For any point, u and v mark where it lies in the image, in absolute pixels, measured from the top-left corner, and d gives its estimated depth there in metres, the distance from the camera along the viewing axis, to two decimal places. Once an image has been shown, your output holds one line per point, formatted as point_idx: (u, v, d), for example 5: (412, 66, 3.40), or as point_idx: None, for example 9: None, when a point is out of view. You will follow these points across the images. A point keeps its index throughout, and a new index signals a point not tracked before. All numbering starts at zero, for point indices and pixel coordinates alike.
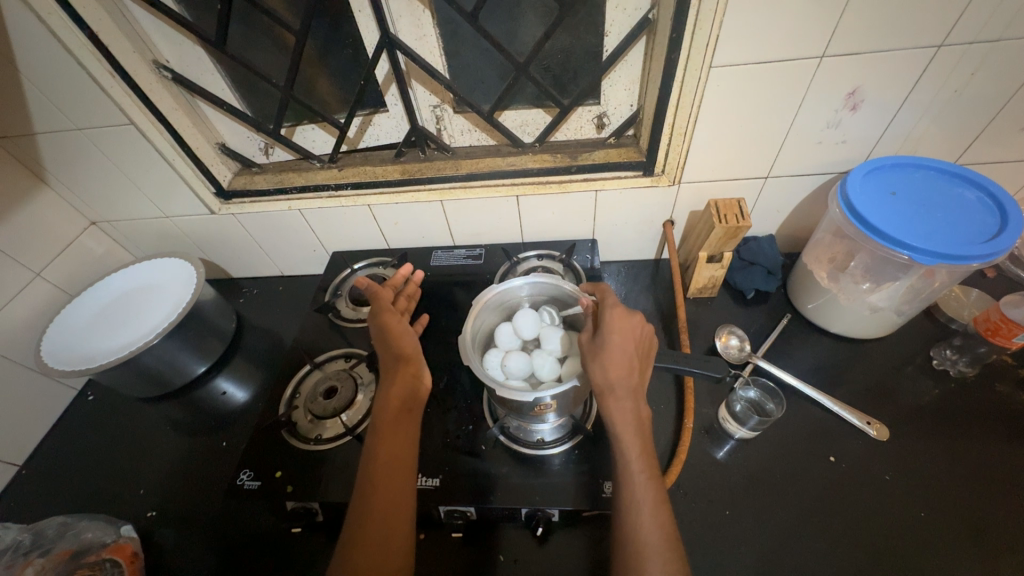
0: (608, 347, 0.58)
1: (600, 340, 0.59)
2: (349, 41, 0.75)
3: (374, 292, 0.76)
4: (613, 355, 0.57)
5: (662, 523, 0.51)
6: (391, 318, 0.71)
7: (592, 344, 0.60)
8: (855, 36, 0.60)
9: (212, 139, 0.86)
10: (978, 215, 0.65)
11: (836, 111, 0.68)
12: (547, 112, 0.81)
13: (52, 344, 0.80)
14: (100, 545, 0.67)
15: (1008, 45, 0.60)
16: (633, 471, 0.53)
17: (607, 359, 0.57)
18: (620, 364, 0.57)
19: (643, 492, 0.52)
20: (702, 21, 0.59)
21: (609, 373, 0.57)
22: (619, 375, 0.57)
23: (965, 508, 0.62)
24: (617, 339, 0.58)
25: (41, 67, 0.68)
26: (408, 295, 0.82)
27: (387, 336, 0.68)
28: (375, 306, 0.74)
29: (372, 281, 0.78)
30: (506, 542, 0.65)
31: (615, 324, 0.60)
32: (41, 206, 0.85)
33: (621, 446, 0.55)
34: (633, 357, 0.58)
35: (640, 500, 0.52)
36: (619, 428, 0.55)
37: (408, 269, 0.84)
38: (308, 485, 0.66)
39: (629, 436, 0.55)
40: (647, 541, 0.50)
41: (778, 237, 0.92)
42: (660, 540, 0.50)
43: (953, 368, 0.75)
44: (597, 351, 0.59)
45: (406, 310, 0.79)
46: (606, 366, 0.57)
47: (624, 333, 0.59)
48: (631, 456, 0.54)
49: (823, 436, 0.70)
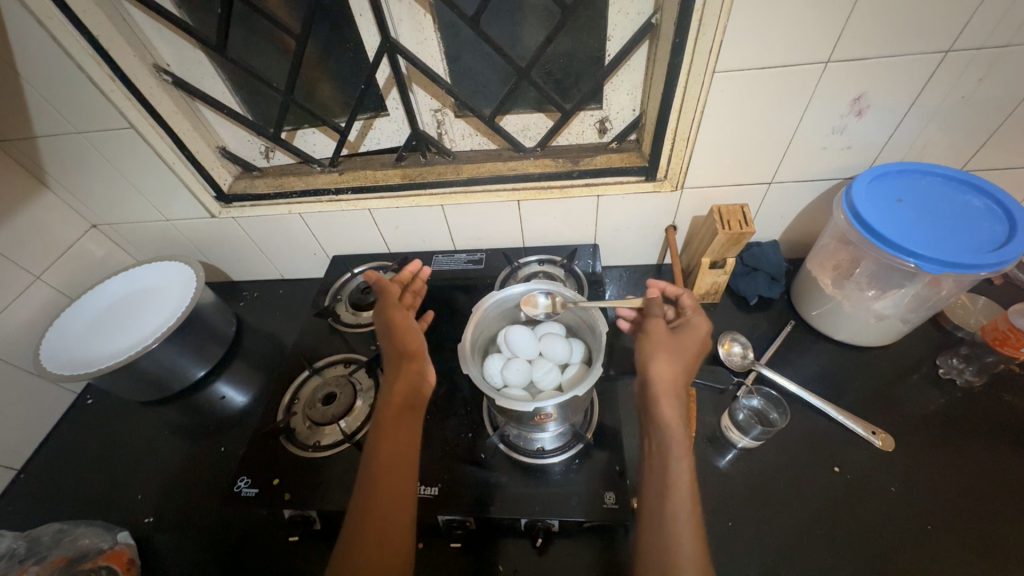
0: (685, 349, 0.60)
1: (679, 339, 0.61)
2: (349, 45, 0.74)
3: (380, 286, 0.75)
4: (684, 359, 0.60)
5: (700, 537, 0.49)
6: (398, 313, 0.70)
7: (667, 337, 0.62)
8: (860, 41, 0.59)
9: (213, 142, 0.85)
10: (987, 223, 0.64)
11: (840, 117, 0.68)
12: (549, 117, 0.80)
13: (51, 345, 0.80)
14: (96, 552, 0.66)
15: (1016, 51, 0.59)
16: (681, 482, 0.51)
17: (679, 360, 0.59)
18: (686, 372, 0.59)
19: (687, 504, 0.50)
20: (705, 26, 0.58)
21: (676, 373, 0.58)
22: (680, 380, 0.58)
23: (973, 520, 0.61)
24: (694, 348, 0.61)
25: (42, 71, 0.68)
26: (414, 291, 0.80)
27: (392, 330, 0.68)
28: (382, 299, 0.73)
29: (381, 275, 0.76)
30: (506, 552, 0.65)
31: (700, 334, 0.62)
32: (41, 209, 0.85)
33: (672, 454, 0.53)
34: (695, 368, 0.61)
35: (681, 511, 0.50)
36: (672, 433, 0.54)
37: (415, 265, 0.84)
38: (306, 494, 0.66)
39: (682, 449, 0.53)
40: (684, 552, 0.48)
41: (783, 243, 0.91)
42: (694, 545, 0.48)
43: (960, 378, 0.74)
44: (674, 348, 0.60)
45: (412, 305, 0.78)
46: (676, 365, 0.59)
47: (702, 346, 0.62)
48: (681, 465, 0.52)
49: (827, 445, 0.69)
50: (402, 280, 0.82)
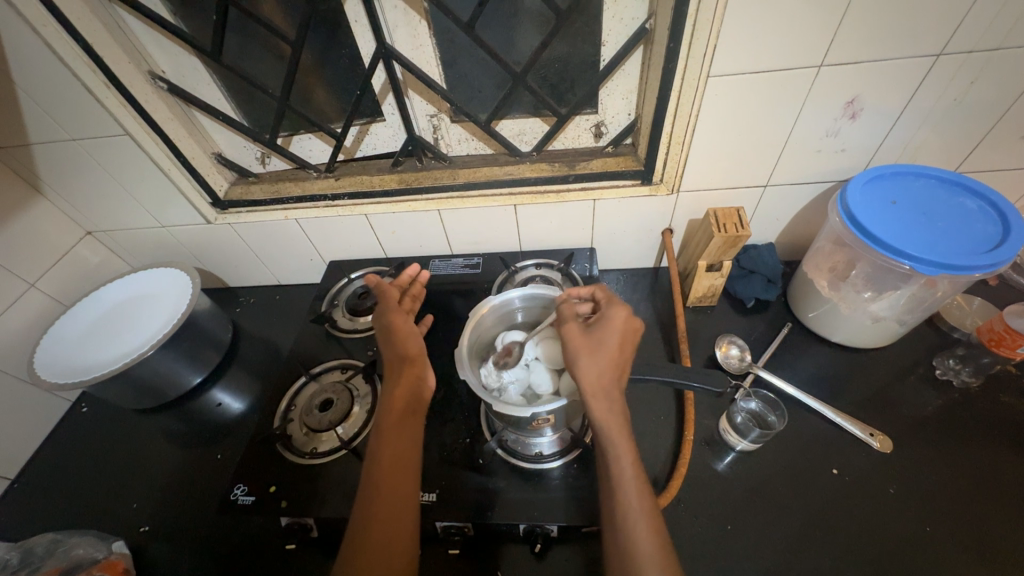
0: (605, 345, 0.58)
1: (596, 336, 0.58)
2: (345, 51, 0.74)
3: (380, 290, 0.75)
4: (607, 355, 0.57)
5: (656, 529, 0.50)
6: (398, 317, 0.70)
7: (585, 336, 0.59)
8: (853, 45, 0.60)
9: (209, 149, 0.85)
10: (979, 224, 0.64)
11: (835, 120, 0.68)
12: (545, 121, 0.81)
13: (46, 355, 0.79)
14: (90, 562, 0.66)
15: (1007, 54, 0.60)
16: (626, 479, 0.52)
17: (602, 358, 0.57)
18: (612, 366, 0.57)
19: (637, 497, 0.51)
20: (699, 31, 0.59)
21: (602, 372, 0.56)
22: (609, 377, 0.56)
23: (970, 521, 0.61)
24: (614, 341, 0.59)
25: (35, 79, 0.68)
26: (413, 295, 0.80)
27: (392, 336, 0.68)
28: (382, 303, 0.73)
29: (381, 279, 0.77)
30: (504, 558, 0.64)
31: (617, 324, 0.60)
32: (35, 217, 0.84)
33: (614, 452, 0.53)
34: (624, 357, 0.59)
35: (632, 503, 0.51)
36: (610, 430, 0.54)
37: (414, 269, 0.83)
38: (302, 501, 0.65)
39: (621, 445, 0.54)
40: (639, 544, 0.48)
41: (779, 245, 0.91)
42: (653, 544, 0.49)
43: (956, 379, 0.74)
44: (594, 347, 0.58)
45: (412, 309, 0.78)
46: (600, 365, 0.56)
47: (623, 334, 0.60)
48: (624, 460, 0.53)
49: (826, 448, 0.69)
50: (401, 285, 0.82)
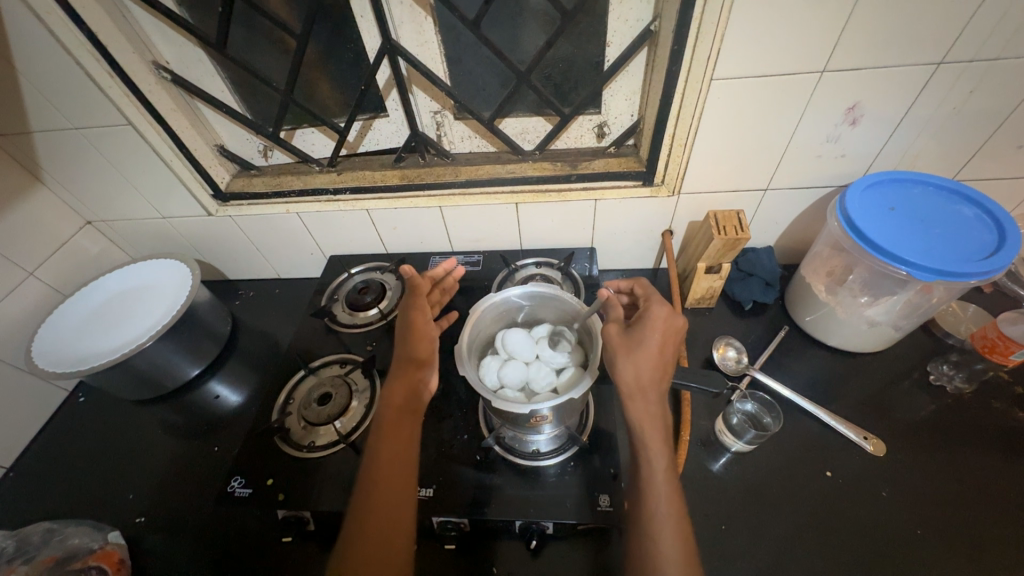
0: (646, 345, 0.58)
1: (637, 336, 0.59)
2: (350, 46, 0.74)
3: (411, 282, 0.74)
4: (649, 355, 0.58)
5: (682, 535, 0.50)
6: (419, 314, 0.70)
7: (624, 337, 0.60)
8: (855, 52, 0.60)
9: (210, 140, 0.85)
10: (976, 231, 0.65)
11: (836, 125, 0.68)
12: (548, 121, 0.81)
13: (44, 343, 0.79)
14: (87, 551, 0.66)
15: (1007, 64, 0.60)
16: (656, 484, 0.52)
17: (643, 358, 0.57)
18: (654, 366, 0.57)
19: (665, 503, 0.51)
20: (703, 34, 0.59)
21: (642, 374, 0.57)
22: (650, 378, 0.57)
23: (961, 525, 0.62)
24: (656, 341, 0.59)
25: (38, 66, 0.67)
26: (443, 287, 0.84)
27: (409, 334, 0.68)
28: (410, 295, 0.73)
29: (415, 271, 0.76)
30: (500, 554, 0.65)
31: (657, 323, 0.60)
32: (35, 205, 0.84)
33: (646, 456, 0.54)
34: (666, 357, 0.59)
35: (660, 507, 0.51)
36: (644, 432, 0.55)
37: (450, 263, 0.87)
38: (300, 494, 0.65)
39: (656, 451, 0.54)
40: (665, 550, 0.49)
41: (778, 249, 0.92)
42: (679, 551, 0.49)
43: (950, 384, 0.75)
44: (633, 347, 0.58)
45: (439, 302, 0.82)
46: (640, 366, 0.57)
47: (664, 334, 0.60)
48: (656, 465, 0.53)
49: (820, 451, 0.70)
50: (434, 277, 0.84)
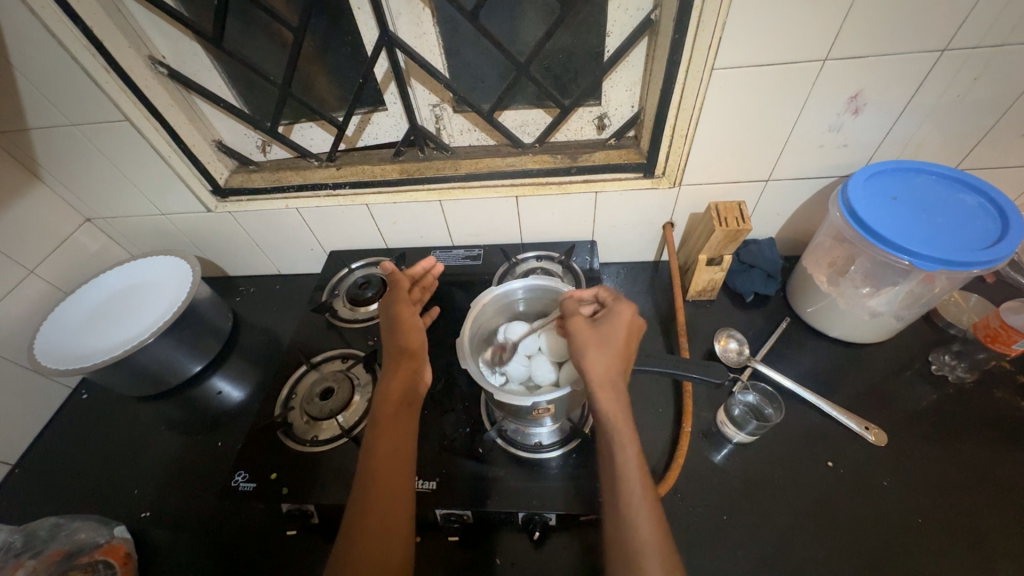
0: (613, 339, 0.59)
1: (604, 329, 0.60)
2: (347, 39, 0.74)
3: (393, 279, 0.76)
4: (616, 348, 0.59)
5: (657, 520, 0.50)
6: (404, 308, 0.70)
7: (593, 331, 0.60)
8: (857, 39, 0.59)
9: (208, 136, 0.85)
10: (979, 220, 0.65)
11: (838, 114, 0.68)
12: (548, 113, 0.80)
13: (47, 340, 0.80)
14: (93, 546, 0.66)
15: (1012, 50, 0.60)
16: (630, 471, 0.52)
17: (610, 351, 0.58)
18: (619, 357, 0.58)
19: (639, 490, 0.51)
20: (704, 22, 0.58)
21: (612, 365, 0.57)
22: (617, 369, 0.57)
23: (961, 513, 0.62)
24: (622, 335, 0.60)
25: (34, 62, 0.67)
26: (424, 286, 0.82)
27: (397, 327, 0.68)
28: (392, 292, 0.74)
29: (396, 266, 0.79)
30: (503, 546, 0.65)
31: (623, 318, 0.61)
32: (34, 202, 0.84)
33: (619, 443, 0.53)
34: (630, 350, 0.60)
35: (635, 497, 0.50)
36: (616, 421, 0.54)
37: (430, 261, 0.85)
38: (303, 488, 0.66)
39: (626, 438, 0.53)
40: (644, 537, 0.48)
41: (779, 240, 0.91)
42: (656, 537, 0.48)
43: (952, 374, 0.75)
44: (601, 340, 0.59)
45: (420, 300, 0.80)
46: (609, 359, 0.58)
47: (629, 328, 0.61)
48: (628, 452, 0.53)
49: (821, 441, 0.70)
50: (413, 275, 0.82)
